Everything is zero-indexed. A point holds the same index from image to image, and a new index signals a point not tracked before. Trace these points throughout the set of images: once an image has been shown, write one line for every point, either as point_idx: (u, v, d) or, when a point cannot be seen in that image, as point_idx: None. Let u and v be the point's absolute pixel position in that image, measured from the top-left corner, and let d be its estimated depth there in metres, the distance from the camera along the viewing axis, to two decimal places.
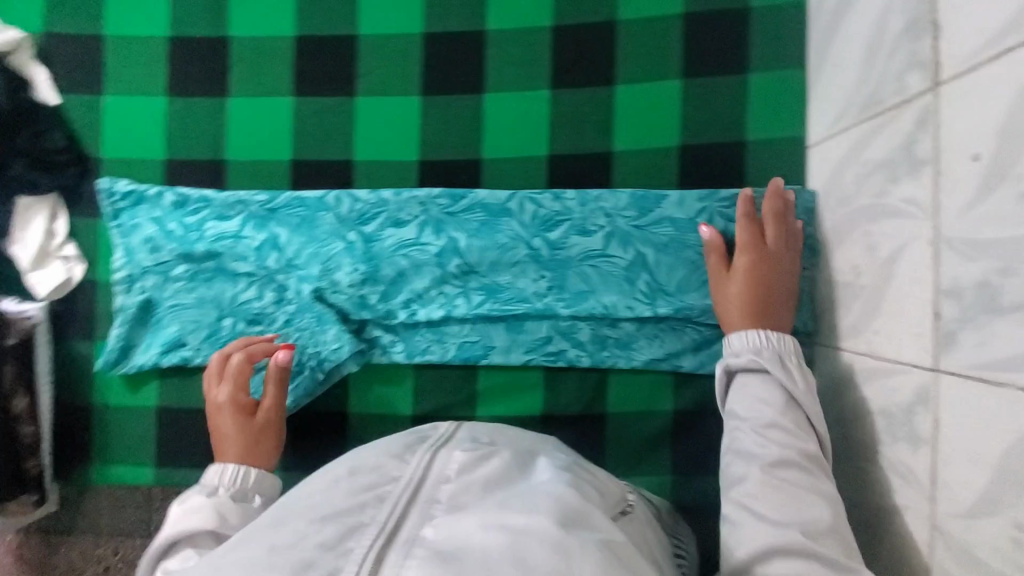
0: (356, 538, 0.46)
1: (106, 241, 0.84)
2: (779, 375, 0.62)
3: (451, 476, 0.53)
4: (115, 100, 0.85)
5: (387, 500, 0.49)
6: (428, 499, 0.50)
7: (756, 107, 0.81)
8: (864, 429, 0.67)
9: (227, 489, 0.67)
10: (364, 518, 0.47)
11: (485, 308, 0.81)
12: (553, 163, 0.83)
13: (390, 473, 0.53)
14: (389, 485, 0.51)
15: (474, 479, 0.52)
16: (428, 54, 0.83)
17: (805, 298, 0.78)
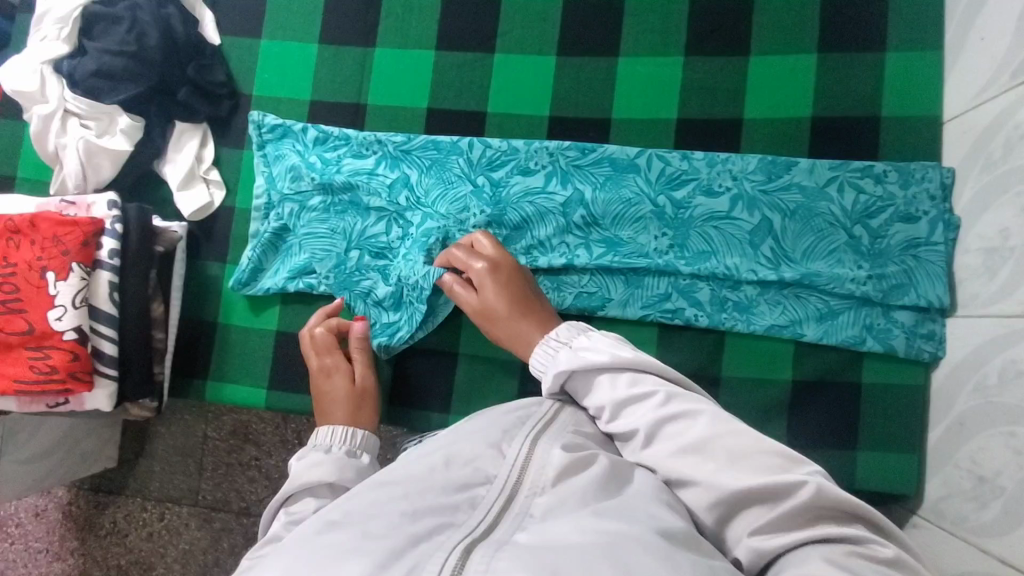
0: (446, 534, 0.44)
1: (249, 170, 0.90)
2: (596, 360, 0.60)
3: (546, 485, 0.49)
4: (272, 45, 0.91)
5: (479, 507, 0.47)
6: (521, 513, 0.47)
7: (892, 84, 0.81)
8: (1010, 393, 0.63)
9: (340, 447, 0.66)
10: (455, 520, 0.46)
11: (606, 260, 0.81)
12: (682, 126, 0.84)
13: (485, 470, 0.50)
14: (482, 489, 0.49)
15: (571, 491, 0.48)
16: (567, 18, 0.87)
17: (941, 273, 0.76)
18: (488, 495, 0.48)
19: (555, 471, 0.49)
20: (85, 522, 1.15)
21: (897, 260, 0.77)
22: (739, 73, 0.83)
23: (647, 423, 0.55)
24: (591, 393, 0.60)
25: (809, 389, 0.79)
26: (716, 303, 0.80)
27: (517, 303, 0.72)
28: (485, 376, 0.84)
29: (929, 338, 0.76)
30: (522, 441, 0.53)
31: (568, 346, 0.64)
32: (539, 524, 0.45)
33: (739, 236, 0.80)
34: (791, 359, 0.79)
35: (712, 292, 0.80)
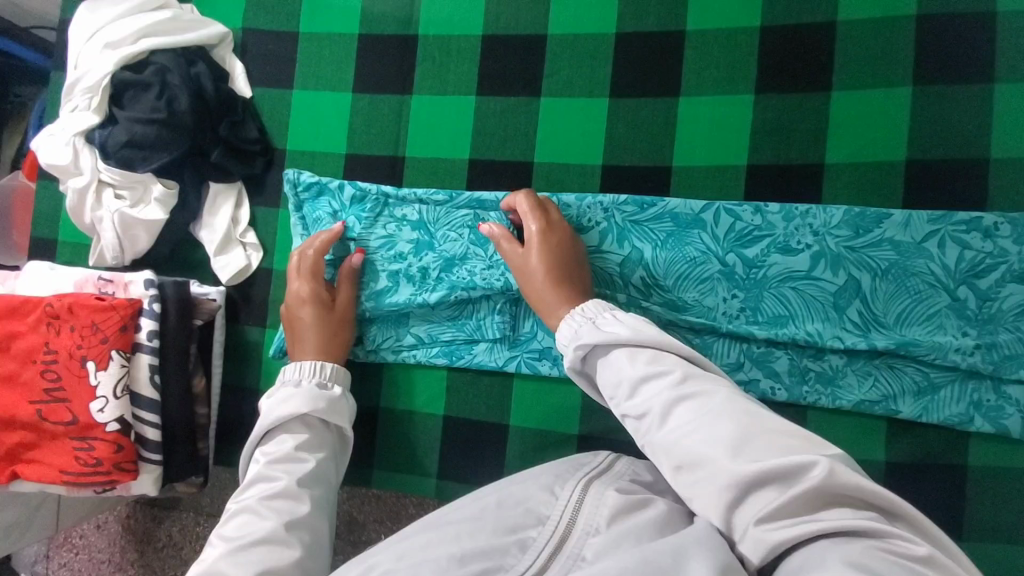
0: None
1: (286, 232, 0.85)
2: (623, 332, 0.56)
3: (600, 527, 0.49)
4: (304, 96, 0.86)
5: (530, 549, 0.49)
6: (574, 555, 0.48)
7: (1003, 122, 0.70)
8: None
9: (310, 380, 0.71)
10: (504, 564, 0.47)
11: (671, 327, 0.75)
12: (753, 173, 0.75)
13: (537, 511, 0.52)
14: (534, 529, 0.50)
15: (627, 531, 0.48)
16: (619, 55, 0.79)
17: None
18: (540, 537, 0.50)
19: (609, 513, 0.50)
20: (142, 534, 1.16)
21: (1009, 327, 0.68)
22: (819, 112, 0.74)
23: (661, 402, 0.49)
24: (609, 370, 0.56)
25: (907, 473, 0.70)
26: (796, 374, 0.73)
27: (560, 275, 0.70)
28: (539, 449, 0.79)
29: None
30: (572, 487, 0.53)
31: (591, 321, 0.60)
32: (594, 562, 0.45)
33: (822, 299, 0.72)
34: (885, 438, 0.71)
35: (791, 361, 0.73)
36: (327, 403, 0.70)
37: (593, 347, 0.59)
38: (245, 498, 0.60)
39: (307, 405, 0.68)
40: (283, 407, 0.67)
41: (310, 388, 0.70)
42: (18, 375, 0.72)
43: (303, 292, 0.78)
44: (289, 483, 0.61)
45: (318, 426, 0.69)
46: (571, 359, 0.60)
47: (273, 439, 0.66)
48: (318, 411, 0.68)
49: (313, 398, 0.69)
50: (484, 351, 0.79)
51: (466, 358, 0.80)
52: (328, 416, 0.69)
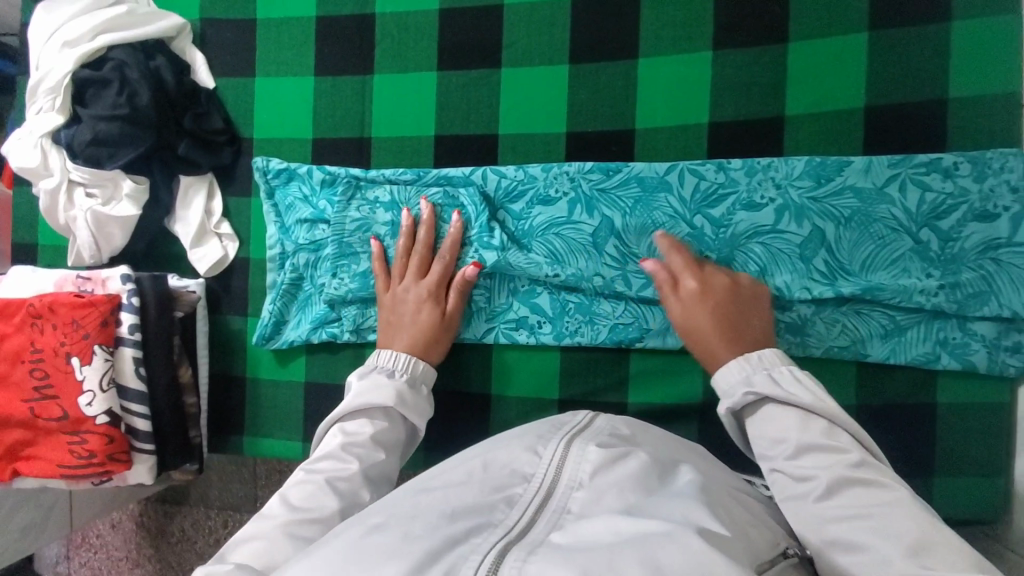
0: (484, 534, 0.44)
1: (259, 219, 0.86)
2: (803, 398, 0.55)
3: (584, 481, 0.50)
4: (267, 83, 0.86)
5: (518, 504, 0.48)
6: (559, 509, 0.47)
7: (958, 62, 0.70)
8: None
9: (402, 374, 0.69)
10: (494, 519, 0.46)
11: (647, 290, 0.75)
12: (715, 131, 0.76)
13: (521, 471, 0.51)
14: (519, 488, 0.49)
15: (609, 484, 0.49)
16: (576, 20, 0.79)
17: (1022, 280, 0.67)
18: (526, 494, 0.49)
19: (591, 468, 0.50)
20: (156, 530, 1.19)
21: (972, 265, 0.69)
22: (777, 64, 0.74)
23: (830, 476, 0.49)
24: (773, 424, 0.56)
25: (878, 415, 0.72)
26: None
27: (731, 324, 0.66)
28: (521, 416, 0.80)
29: (1015, 351, 0.68)
30: (556, 443, 0.54)
31: (765, 370, 0.59)
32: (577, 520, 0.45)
33: (789, 251, 0.73)
34: (855, 382, 0.73)
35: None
36: (416, 402, 0.68)
37: (762, 399, 0.58)
38: (316, 470, 0.58)
39: (393, 400, 0.65)
40: (374, 394, 0.64)
41: (404, 385, 0.67)
42: (9, 376, 0.73)
43: (417, 295, 0.76)
44: (357, 474, 0.58)
45: (399, 421, 0.66)
46: (732, 405, 0.59)
47: (357, 419, 0.64)
48: (404, 406, 0.66)
49: (403, 395, 0.66)
50: (463, 325, 0.81)
51: None
52: (414, 415, 0.66)
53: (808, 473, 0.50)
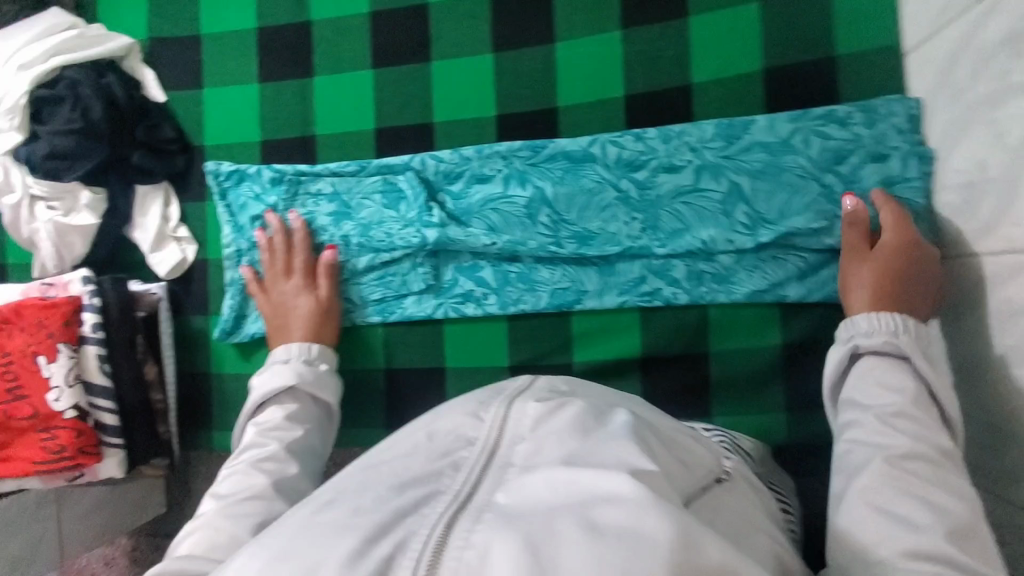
0: (431, 506, 0.40)
1: (214, 222, 0.90)
2: (916, 361, 0.57)
3: (526, 433, 0.45)
4: (214, 93, 0.91)
5: (465, 469, 0.43)
6: (503, 464, 0.43)
7: (843, 21, 0.77)
8: (982, 335, 0.64)
9: (299, 358, 0.75)
10: (441, 486, 0.41)
11: (578, 253, 0.81)
12: (630, 103, 0.82)
13: (466, 434, 0.46)
14: (466, 451, 0.44)
15: (551, 432, 0.43)
16: (496, 13, 0.85)
17: (920, 211, 0.72)
18: (472, 456, 0.44)
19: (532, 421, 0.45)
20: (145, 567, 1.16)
21: (874, 203, 0.74)
22: (681, 38, 0.81)
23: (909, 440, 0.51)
24: (885, 377, 0.58)
25: (803, 352, 0.77)
26: (692, 278, 0.79)
27: (892, 297, 0.65)
28: (476, 386, 0.84)
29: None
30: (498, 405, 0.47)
31: (908, 330, 0.60)
32: (520, 476, 0.41)
33: (710, 208, 0.78)
34: (780, 323, 0.78)
35: (688, 268, 0.79)
36: (317, 377, 0.74)
37: (899, 355, 0.60)
38: (239, 460, 0.62)
39: (295, 379, 0.71)
40: (273, 379, 0.70)
41: (301, 365, 0.73)
42: None
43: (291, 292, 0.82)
44: (278, 450, 0.64)
45: (306, 398, 0.72)
46: (867, 341, 0.61)
47: (268, 408, 0.69)
48: (306, 383, 0.72)
49: (300, 371, 0.72)
50: (414, 304, 0.85)
51: (397, 312, 0.85)
52: (316, 389, 0.72)
53: (893, 435, 0.52)
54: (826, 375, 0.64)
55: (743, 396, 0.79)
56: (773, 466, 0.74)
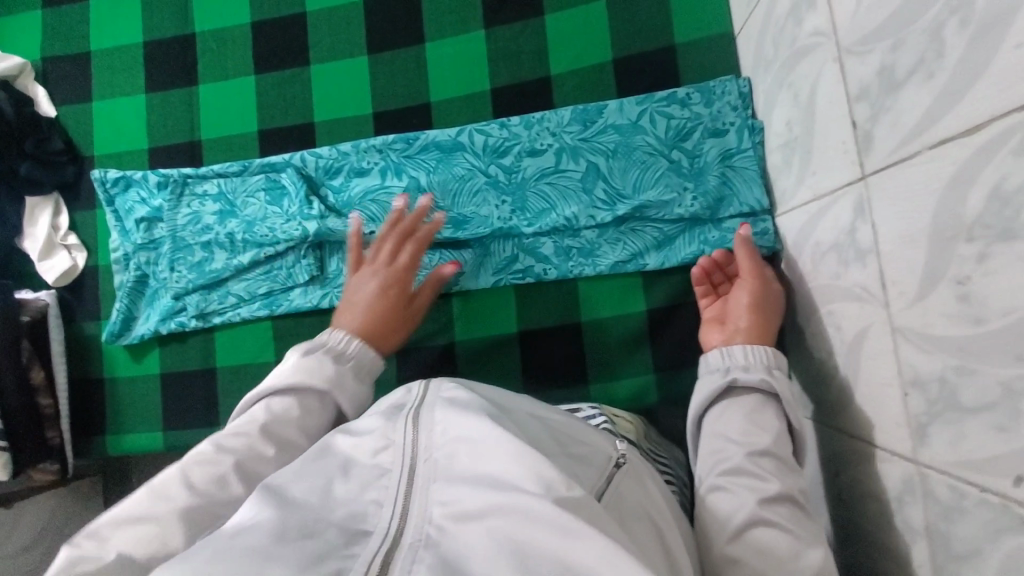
0: (361, 543, 0.39)
1: (104, 228, 0.92)
2: (789, 405, 0.62)
3: (440, 445, 0.45)
4: (104, 105, 0.94)
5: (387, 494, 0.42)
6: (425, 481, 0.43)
7: (679, 12, 0.84)
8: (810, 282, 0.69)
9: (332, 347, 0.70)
10: (365, 518, 0.41)
11: (454, 237, 0.84)
12: (496, 95, 0.88)
13: (383, 462, 0.45)
14: (385, 475, 0.44)
15: (462, 439, 0.44)
16: (369, 17, 0.90)
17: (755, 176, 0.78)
18: (392, 478, 0.44)
19: (447, 431, 0.45)
20: None
21: (717, 172, 0.79)
22: (538, 33, 0.87)
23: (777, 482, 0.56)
24: (758, 417, 0.62)
25: (665, 316, 0.82)
26: (561, 253, 0.83)
27: (767, 319, 0.69)
28: None
29: (764, 235, 0.77)
30: (406, 424, 0.47)
31: (774, 363, 0.65)
32: (443, 489, 0.41)
33: (572, 186, 0.83)
34: (643, 291, 0.83)
35: (555, 244, 0.83)
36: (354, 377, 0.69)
37: (770, 392, 0.64)
38: (225, 457, 0.57)
39: (320, 377, 0.66)
40: (293, 373, 0.65)
41: (329, 361, 0.67)
42: None
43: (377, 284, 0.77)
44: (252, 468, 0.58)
45: (316, 406, 0.66)
46: (744, 376, 0.64)
47: (281, 398, 0.64)
48: (329, 384, 0.66)
49: (326, 369, 0.66)
50: (300, 295, 0.87)
51: (284, 305, 0.87)
52: (338, 390, 0.66)
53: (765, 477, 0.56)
54: (699, 399, 0.66)
55: (615, 363, 0.83)
56: (652, 437, 0.76)
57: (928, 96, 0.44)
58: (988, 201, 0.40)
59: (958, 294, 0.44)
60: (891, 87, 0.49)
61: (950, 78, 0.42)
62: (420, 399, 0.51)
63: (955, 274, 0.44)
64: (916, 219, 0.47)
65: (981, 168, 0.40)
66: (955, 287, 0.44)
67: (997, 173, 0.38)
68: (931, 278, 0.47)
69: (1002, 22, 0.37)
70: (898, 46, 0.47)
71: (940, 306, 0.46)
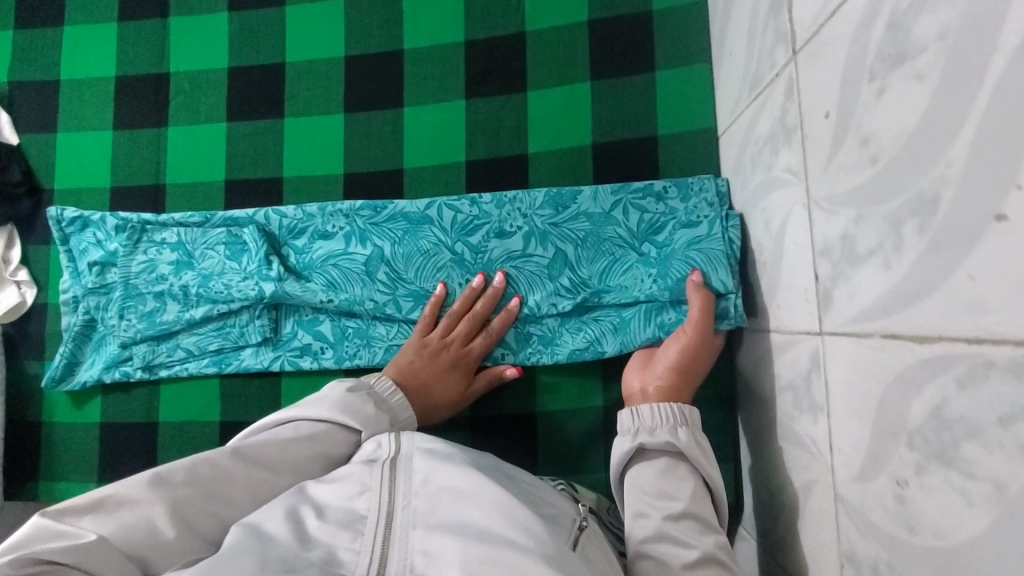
0: None
1: (56, 266, 0.89)
2: (699, 462, 0.62)
3: (419, 491, 0.56)
4: (69, 137, 0.91)
5: (362, 537, 0.52)
6: (406, 525, 0.53)
7: (663, 103, 0.82)
8: (768, 408, 0.67)
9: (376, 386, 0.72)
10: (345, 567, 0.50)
11: (416, 314, 0.82)
12: (470, 168, 0.86)
13: (359, 508, 0.55)
14: (363, 517, 0.54)
15: (441, 488, 0.56)
16: (349, 75, 0.88)
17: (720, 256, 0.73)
18: (370, 521, 0.54)
19: (424, 478, 0.57)
20: None
21: (680, 257, 0.76)
22: (520, 109, 0.85)
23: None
24: (670, 482, 0.62)
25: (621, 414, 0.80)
26: (521, 339, 0.82)
27: (682, 380, 0.70)
28: None
29: (724, 314, 0.72)
30: (384, 471, 0.58)
31: (679, 416, 0.65)
32: (424, 531, 0.52)
33: (539, 272, 0.81)
34: (602, 385, 0.81)
35: (516, 329, 0.82)
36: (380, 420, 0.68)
37: (677, 453, 0.63)
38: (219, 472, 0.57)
39: (337, 409, 0.65)
40: (322, 404, 0.66)
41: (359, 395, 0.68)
42: None
43: (455, 360, 0.78)
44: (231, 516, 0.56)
45: (336, 442, 0.65)
46: (649, 441, 0.63)
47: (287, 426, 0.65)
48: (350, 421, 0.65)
49: (352, 404, 0.67)
50: (251, 355, 0.84)
51: (235, 364, 0.84)
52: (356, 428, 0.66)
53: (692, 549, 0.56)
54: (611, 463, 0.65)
55: (568, 456, 0.81)
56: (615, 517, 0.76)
57: (883, 277, 0.43)
58: (929, 416, 0.39)
59: (896, 494, 0.42)
60: (852, 257, 0.48)
61: (906, 276, 0.41)
62: (396, 449, 0.62)
63: (895, 473, 0.43)
64: (868, 399, 0.46)
65: (923, 380, 0.39)
66: (894, 486, 0.43)
67: (938, 394, 0.38)
68: (873, 463, 0.45)
69: (958, 248, 0.36)
70: (861, 221, 0.46)
71: (878, 496, 0.45)
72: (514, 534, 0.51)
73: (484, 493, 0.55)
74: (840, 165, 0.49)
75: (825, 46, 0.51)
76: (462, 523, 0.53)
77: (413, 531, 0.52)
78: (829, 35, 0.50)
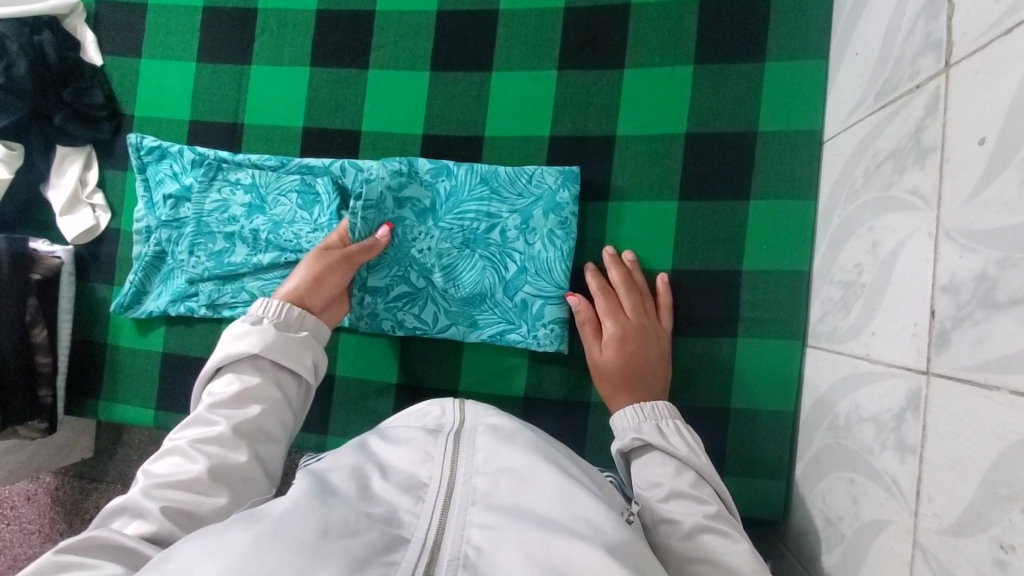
0: (400, 552, 0.47)
1: (131, 193, 0.90)
2: (684, 457, 0.65)
3: (480, 467, 0.55)
4: (151, 64, 0.90)
5: (423, 502, 0.52)
6: (464, 500, 0.52)
7: (769, 98, 0.77)
8: (838, 435, 0.65)
9: (272, 319, 0.71)
10: (405, 531, 0.49)
11: (375, 282, 0.82)
12: (554, 144, 0.82)
13: (421, 475, 0.54)
14: (425, 484, 0.54)
15: (502, 468, 0.54)
16: (439, 31, 0.85)
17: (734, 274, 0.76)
18: (432, 488, 0.53)
19: (485, 456, 0.55)
20: (71, 507, 1.14)
21: (445, 226, 0.81)
22: (613, 87, 0.81)
23: None
24: (655, 470, 0.66)
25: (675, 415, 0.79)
26: (465, 317, 0.82)
27: (631, 365, 0.75)
28: (362, 397, 0.87)
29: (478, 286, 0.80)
30: (445, 442, 0.57)
31: (654, 420, 0.69)
32: (481, 509, 0.51)
33: (494, 255, 0.80)
34: None
35: (464, 311, 0.82)
36: (293, 348, 0.70)
37: (647, 445, 0.68)
38: (184, 436, 0.63)
39: (259, 344, 0.68)
40: (238, 344, 0.68)
41: (271, 331, 0.69)
42: None
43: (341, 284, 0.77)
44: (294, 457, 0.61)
45: (270, 371, 0.69)
46: (635, 439, 0.68)
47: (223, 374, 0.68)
48: (269, 354, 0.68)
49: (267, 339, 0.68)
50: None
51: None
52: (276, 359, 0.68)
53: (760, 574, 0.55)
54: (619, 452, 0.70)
55: None
56: None
57: None
58: None
59: (999, 559, 0.41)
60: (987, 302, 0.44)
61: None
62: (460, 424, 0.61)
63: (999, 536, 0.41)
64: (980, 454, 0.43)
65: None
66: (997, 550, 0.41)
67: None
68: (972, 519, 0.44)
69: None
70: (1008, 265, 0.42)
71: (975, 555, 0.43)
72: (570, 522, 0.49)
73: (543, 478, 0.53)
74: (988, 202, 0.45)
75: (990, 68, 0.46)
76: (520, 507, 0.51)
77: (472, 505, 0.51)
78: (998, 55, 0.45)
